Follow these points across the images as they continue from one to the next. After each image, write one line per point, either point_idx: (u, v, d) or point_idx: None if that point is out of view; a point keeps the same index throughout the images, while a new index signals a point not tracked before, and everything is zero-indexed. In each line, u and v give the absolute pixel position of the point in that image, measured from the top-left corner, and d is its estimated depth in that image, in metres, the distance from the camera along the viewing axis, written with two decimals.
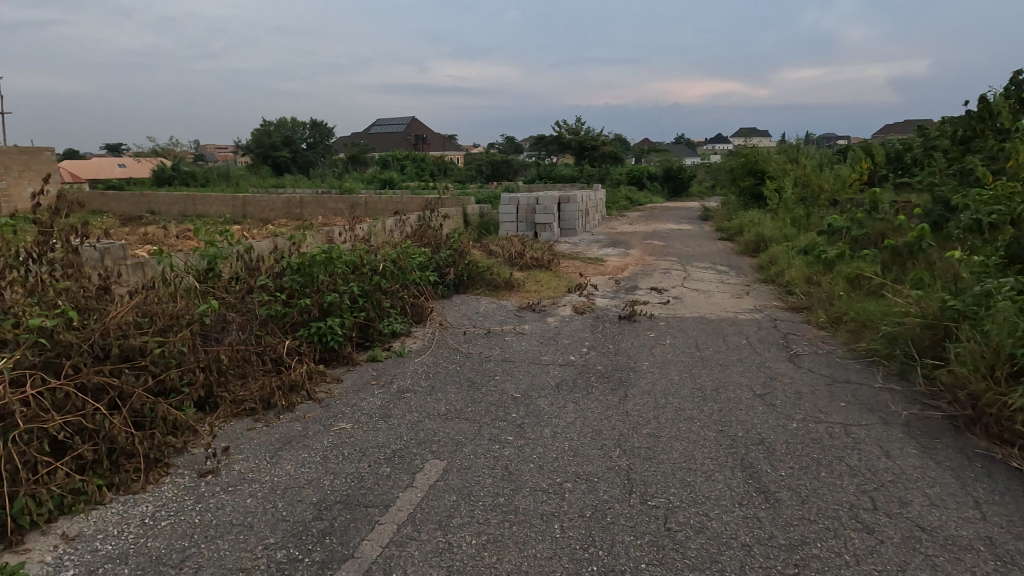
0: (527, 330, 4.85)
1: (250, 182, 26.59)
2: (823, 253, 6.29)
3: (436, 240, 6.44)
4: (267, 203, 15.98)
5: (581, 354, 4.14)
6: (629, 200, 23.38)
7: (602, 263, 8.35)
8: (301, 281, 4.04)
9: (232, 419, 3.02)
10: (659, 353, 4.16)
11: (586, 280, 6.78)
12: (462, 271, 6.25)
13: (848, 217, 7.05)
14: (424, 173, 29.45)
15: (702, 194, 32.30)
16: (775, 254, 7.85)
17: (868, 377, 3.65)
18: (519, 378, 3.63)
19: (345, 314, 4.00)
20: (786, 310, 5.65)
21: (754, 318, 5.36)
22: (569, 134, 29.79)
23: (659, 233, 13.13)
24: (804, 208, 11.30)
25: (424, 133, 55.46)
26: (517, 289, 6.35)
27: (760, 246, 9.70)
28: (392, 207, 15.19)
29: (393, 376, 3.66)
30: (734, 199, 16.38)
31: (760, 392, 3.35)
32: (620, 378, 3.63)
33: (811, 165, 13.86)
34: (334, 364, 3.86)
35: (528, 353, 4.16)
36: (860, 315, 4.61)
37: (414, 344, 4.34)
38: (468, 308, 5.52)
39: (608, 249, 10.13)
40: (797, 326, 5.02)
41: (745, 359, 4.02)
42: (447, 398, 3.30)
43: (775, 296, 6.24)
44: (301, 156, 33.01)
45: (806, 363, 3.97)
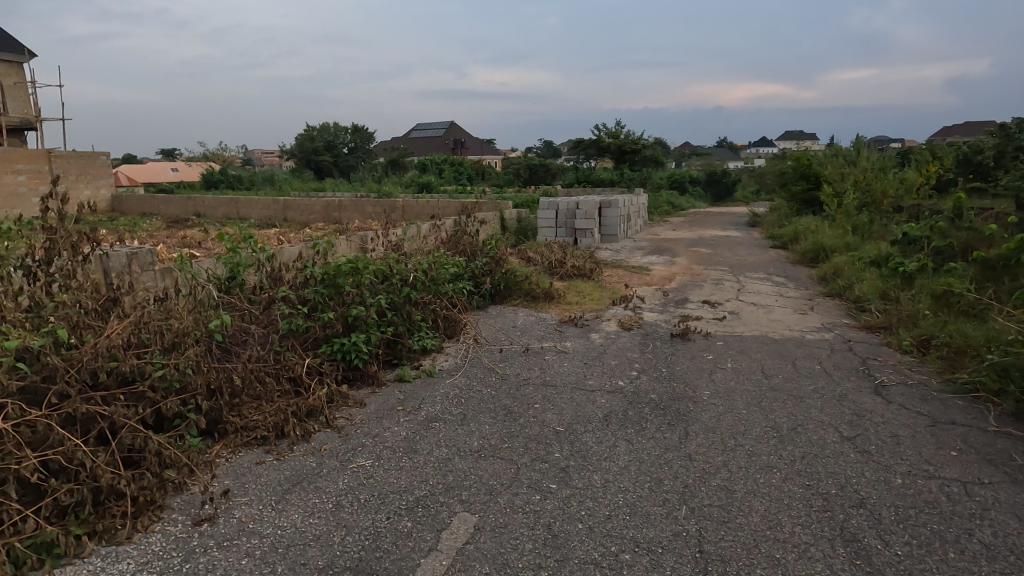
0: (569, 348, 4.42)
1: (293, 187, 27.09)
2: (901, 266, 5.63)
3: (472, 247, 6.08)
4: (306, 206, 16.05)
5: (630, 378, 3.70)
6: (671, 205, 22.61)
7: (647, 272, 7.83)
8: (326, 292, 3.72)
9: (241, 449, 2.72)
10: (720, 380, 3.67)
11: (631, 292, 6.31)
12: (498, 281, 5.87)
13: (927, 226, 6.35)
14: (462, 177, 29.33)
15: (747, 199, 31.09)
16: (840, 266, 7.17)
17: (978, 418, 3.08)
18: (561, 407, 3.21)
19: (372, 329, 3.67)
20: (860, 329, 5.05)
21: (823, 338, 4.79)
22: (608, 137, 29.15)
23: (705, 240, 12.46)
24: (866, 215, 10.47)
25: (463, 138, 55.65)
26: (557, 300, 5.93)
27: (819, 255, 8.99)
28: (429, 211, 14.99)
29: (422, 401, 3.29)
30: (785, 205, 15.49)
31: (848, 434, 2.84)
32: (677, 409, 3.17)
33: (871, 169, 12.95)
34: (358, 385, 3.53)
35: (571, 376, 3.73)
36: (955, 340, 4.00)
37: (445, 362, 3.98)
38: (505, 322, 5.13)
39: (652, 257, 9.58)
40: (877, 349, 4.43)
41: (822, 390, 3.49)
42: (480, 430, 2.91)
43: (844, 314, 5.62)
44: (342, 161, 33.44)
45: (896, 397, 3.41)
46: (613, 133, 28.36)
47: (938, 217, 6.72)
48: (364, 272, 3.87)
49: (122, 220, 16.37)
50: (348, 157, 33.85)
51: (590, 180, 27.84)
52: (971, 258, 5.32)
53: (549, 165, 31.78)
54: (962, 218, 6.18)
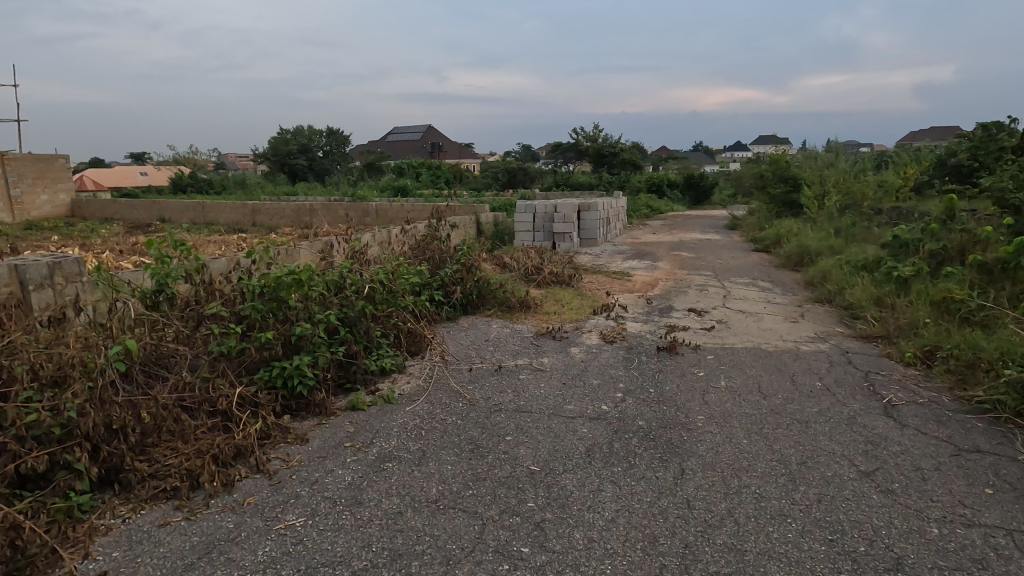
0: (547, 365, 3.99)
1: (265, 190, 26.27)
2: (895, 270, 5.35)
3: (441, 253, 5.62)
4: (276, 210, 15.41)
5: (615, 401, 3.29)
6: (650, 209, 22.43)
7: (628, 278, 7.47)
8: (266, 308, 3.17)
9: (148, 504, 2.22)
10: (715, 401, 3.28)
11: (612, 300, 5.92)
12: (469, 290, 5.43)
13: (917, 230, 6.10)
14: (439, 181, 28.83)
15: (724, 202, 31.17)
16: (827, 270, 6.90)
17: (1005, 445, 2.74)
18: (537, 439, 2.78)
19: (319, 350, 3.19)
20: (856, 339, 4.73)
21: (819, 349, 4.45)
22: (587, 140, 28.95)
23: (686, 243, 12.19)
24: (848, 218, 10.30)
25: (440, 141, 55.09)
26: (534, 310, 5.50)
27: (804, 259, 8.74)
28: (404, 216, 14.50)
29: (375, 435, 2.83)
30: (764, 207, 15.36)
31: (866, 469, 2.47)
32: (669, 440, 2.77)
33: (850, 171, 12.86)
34: (303, 415, 3.04)
35: (549, 400, 3.30)
36: (964, 352, 3.69)
37: (407, 385, 3.51)
38: (476, 337, 4.68)
39: (633, 262, 9.24)
40: (878, 362, 4.10)
41: (829, 412, 3.13)
42: (441, 472, 2.46)
43: (837, 321, 5.31)
44: (317, 164, 32.64)
45: (909, 418, 3.07)
46: (591, 137, 28.07)
47: (928, 220, 6.48)
48: (311, 283, 3.38)
49: (80, 226, 15.51)
50: (323, 160, 33.08)
51: (569, 184, 27.58)
52: (968, 262, 5.06)
53: (528, 168, 31.47)
54: (954, 220, 5.95)
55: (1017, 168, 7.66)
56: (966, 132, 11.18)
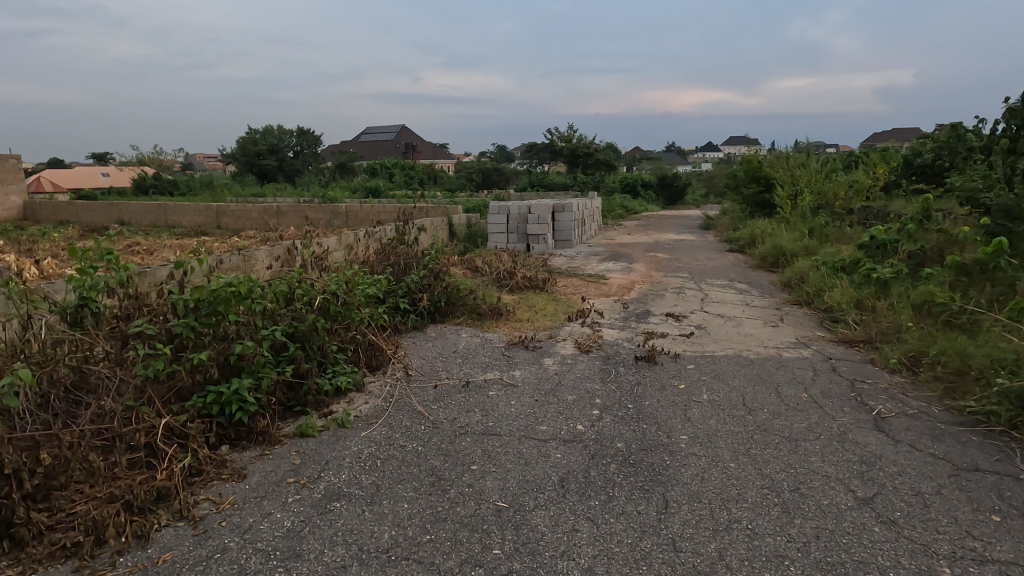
0: (518, 378, 3.73)
1: (232, 192, 25.46)
2: (875, 272, 5.24)
3: (407, 258, 5.30)
4: (241, 211, 14.84)
5: (591, 420, 3.04)
6: (625, 209, 22.39)
7: (604, 282, 7.25)
8: (202, 325, 2.80)
9: (42, 566, 1.90)
10: (698, 417, 3.05)
11: (588, 305, 5.69)
12: (436, 298, 5.12)
13: (893, 230, 6.02)
14: (413, 182, 28.37)
15: (697, 202, 31.38)
16: (804, 272, 6.80)
17: (1003, 461, 2.58)
18: (506, 467, 2.52)
19: (263, 372, 2.84)
20: (838, 344, 4.59)
21: (802, 356, 4.29)
22: (561, 141, 28.84)
23: (662, 244, 12.06)
24: (821, 219, 10.32)
25: (415, 141, 54.46)
26: (506, 317, 5.23)
27: (779, 260, 8.66)
28: (375, 218, 14.09)
29: (324, 467, 2.51)
30: (737, 207, 15.41)
31: (864, 496, 2.26)
32: (651, 466, 2.53)
33: (821, 171, 12.95)
34: (243, 444, 2.71)
35: (520, 420, 3.04)
36: (951, 359, 3.56)
37: (364, 406, 3.19)
38: (443, 348, 4.38)
39: (609, 264, 9.04)
40: (863, 369, 3.95)
41: (818, 427, 2.93)
42: (396, 511, 2.17)
43: (817, 325, 5.17)
44: (287, 165, 31.84)
45: (901, 432, 2.89)
46: (565, 137, 27.87)
47: (903, 221, 6.42)
48: (255, 293, 3.03)
49: (31, 230, 14.68)
50: (293, 161, 32.28)
51: (544, 184, 27.42)
52: (947, 263, 4.97)
53: (502, 169, 31.20)
54: (929, 220, 5.89)
55: (986, 168, 7.70)
56: (933, 133, 11.35)
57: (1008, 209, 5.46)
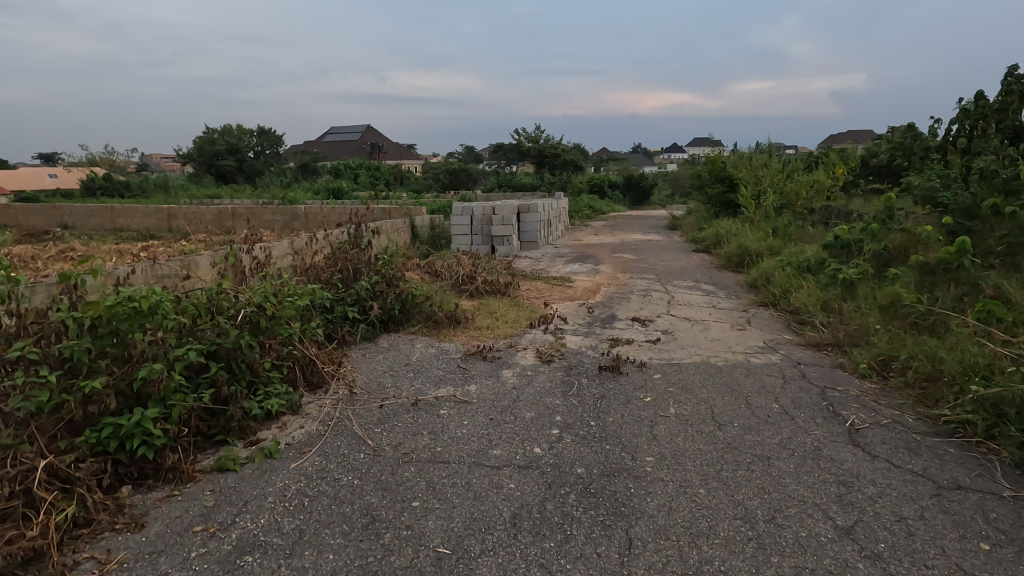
0: (473, 393, 3.45)
1: (188, 193, 24.44)
2: (841, 273, 5.15)
3: (357, 263, 4.95)
4: (194, 214, 14.11)
5: (550, 441, 2.78)
6: (592, 209, 22.33)
7: (569, 285, 7.02)
8: (101, 346, 2.42)
9: None
10: (665, 435, 2.82)
11: (551, 310, 5.45)
12: (389, 306, 4.80)
13: (856, 230, 5.97)
14: (378, 183, 27.76)
15: (663, 202, 31.68)
16: (770, 273, 6.72)
17: (984, 478, 2.43)
18: (453, 502, 2.23)
19: (174, 399, 2.48)
20: (806, 348, 4.46)
21: (770, 361, 4.13)
22: (528, 141, 28.66)
23: (629, 245, 11.94)
24: (784, 219, 10.37)
25: (380, 141, 53.55)
26: (465, 325, 4.93)
27: (744, 260, 8.59)
28: (336, 219, 13.58)
29: (241, 510, 2.18)
30: (702, 207, 15.49)
31: (845, 525, 2.06)
32: (615, 495, 2.28)
33: (782, 171, 13.10)
34: (149, 484, 2.34)
35: (472, 443, 2.75)
36: (922, 364, 3.43)
37: (298, 432, 2.86)
38: (394, 361, 4.06)
39: (575, 266, 8.83)
40: (833, 375, 3.80)
41: (791, 443, 2.73)
42: (321, 566, 1.86)
43: (784, 328, 5.04)
44: (247, 165, 30.75)
45: (877, 446, 2.72)
46: (532, 137, 27.69)
47: (865, 220, 6.40)
48: (166, 308, 2.66)
49: None
50: (253, 161, 31.22)
51: (511, 185, 27.19)
52: (910, 263, 4.92)
53: (469, 169, 30.85)
54: (892, 219, 5.87)
55: (941, 168, 7.81)
56: (889, 134, 11.58)
57: (967, 208, 5.47)
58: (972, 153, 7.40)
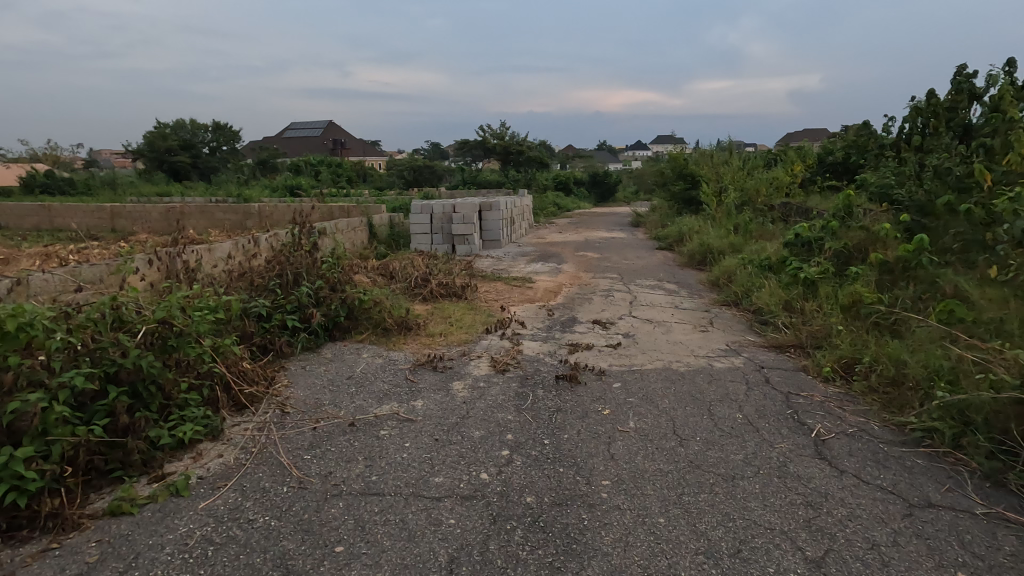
0: (419, 409, 3.17)
1: (137, 191, 23.24)
2: (802, 272, 5.07)
3: (299, 267, 4.60)
4: (140, 212, 13.30)
5: (498, 465, 2.53)
6: (557, 207, 22.20)
7: (530, 285, 6.78)
8: None
9: None
10: (623, 454, 2.61)
11: (509, 314, 5.20)
12: (333, 313, 4.48)
13: (816, 227, 5.93)
14: (340, 180, 26.99)
15: (627, 199, 31.89)
16: (732, 271, 6.65)
17: (955, 492, 2.30)
18: (381, 546, 1.96)
19: (56, 433, 2.12)
20: (769, 350, 4.34)
21: (733, 365, 3.98)
22: (494, 138, 28.27)
23: (593, 243, 11.79)
24: (746, 216, 10.40)
25: (343, 137, 52.30)
26: (416, 331, 4.63)
27: (707, 258, 8.53)
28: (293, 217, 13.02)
29: (129, 565, 1.86)
30: (665, 204, 15.53)
31: (816, 557, 1.87)
32: (566, 529, 2.04)
33: (743, 168, 13.19)
34: (22, 536, 1.99)
35: (411, 470, 2.48)
36: (886, 368, 3.33)
37: (214, 462, 2.53)
38: (336, 375, 3.74)
39: (537, 266, 8.61)
40: (796, 380, 3.67)
41: (756, 459, 2.55)
42: None
43: (746, 328, 4.93)
44: (201, 161, 29.45)
45: (843, 459, 2.57)
46: (498, 134, 27.33)
47: (825, 217, 6.37)
48: (38, 327, 2.32)
49: None
50: (208, 157, 29.94)
51: (476, 182, 26.84)
52: (869, 261, 4.87)
53: (434, 166, 30.34)
54: (851, 216, 5.84)
55: (897, 165, 7.90)
56: (845, 131, 11.76)
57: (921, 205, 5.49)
58: (926, 150, 7.49)
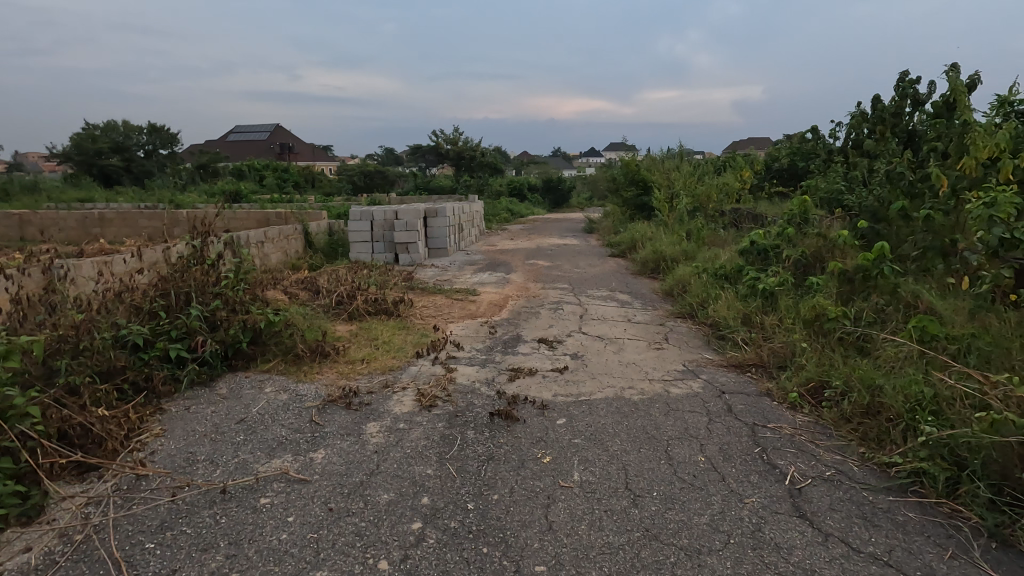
0: (317, 464, 2.56)
1: (59, 196, 21.36)
2: (760, 282, 4.73)
3: (191, 284, 3.90)
4: (52, 219, 12.02)
5: (405, 546, 1.96)
6: (510, 213, 21.78)
7: (472, 298, 6.23)
8: None
9: None
10: (564, 522, 2.10)
11: (444, 333, 4.63)
12: (233, 338, 3.80)
13: (771, 234, 5.64)
14: (285, 185, 25.76)
15: (581, 205, 31.83)
16: (687, 281, 6.30)
17: (960, 561, 1.90)
18: None
19: None
20: (729, 370, 3.94)
21: (691, 390, 3.56)
22: (448, 142, 27.02)
23: (545, 250, 11.36)
24: (698, 221, 10.19)
25: (290, 141, 50.42)
26: (333, 357, 4.00)
27: (660, 265, 8.20)
28: (224, 224, 12.04)
29: None
30: (618, 210, 15.30)
31: None
32: None
33: (694, 174, 13.07)
34: None
35: (287, 562, 1.89)
36: (860, 395, 2.96)
37: (13, 562, 1.86)
38: (225, 418, 3.09)
39: (484, 276, 8.07)
40: (761, 407, 3.27)
41: (724, 522, 2.09)
42: None
43: (703, 345, 4.55)
44: (135, 165, 27.55)
45: (823, 516, 2.15)
46: (450, 139, 26.68)
47: (779, 223, 6.10)
48: None
49: None
50: (141, 160, 28.05)
51: (429, 188, 26.13)
52: (828, 270, 4.57)
53: (385, 171, 29.43)
54: (806, 223, 5.58)
55: (846, 170, 7.79)
56: (792, 137, 11.77)
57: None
58: (876, 154, 7.38)
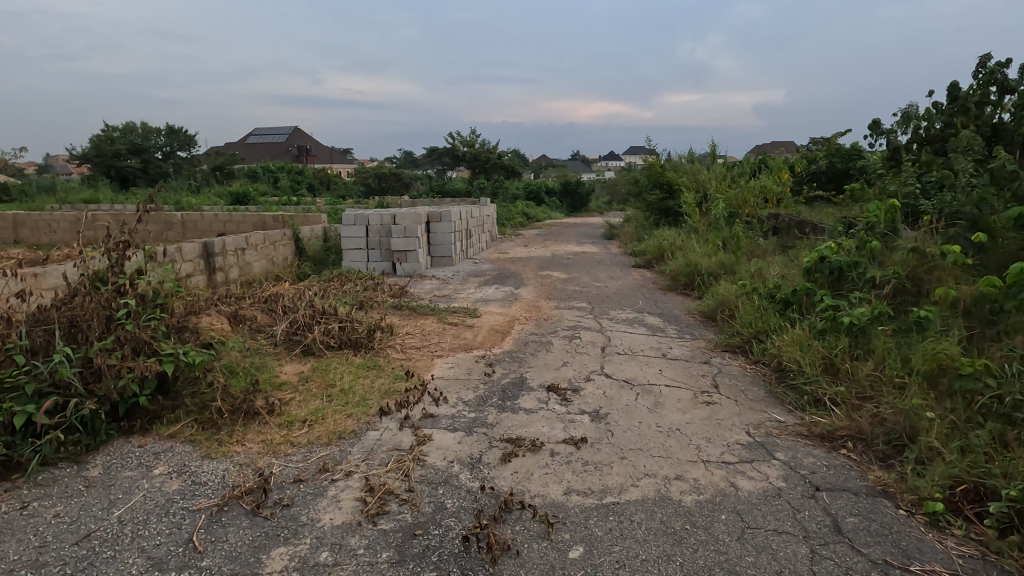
0: None
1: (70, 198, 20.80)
2: (843, 314, 3.55)
3: (75, 314, 2.86)
4: (45, 220, 11.24)
5: None
6: (527, 218, 20.70)
7: (470, 322, 5.14)
8: None
9: None
10: None
11: (425, 378, 3.55)
12: (124, 392, 2.74)
13: (844, 249, 4.43)
14: (299, 189, 25.02)
15: (600, 210, 30.69)
16: (734, 304, 5.13)
17: None
18: None
19: None
20: (817, 447, 2.78)
21: (770, 484, 2.40)
22: (462, 143, 26.02)
23: (561, 259, 10.25)
24: (734, 229, 8.98)
25: (307, 143, 50.02)
26: (265, 416, 2.94)
27: (694, 280, 7.03)
28: (220, 227, 11.13)
29: None
30: (640, 215, 14.14)
31: None
32: None
33: (726, 176, 11.86)
34: None
35: None
36: None
37: None
38: (68, 530, 2.04)
39: (489, 291, 6.99)
40: (889, 527, 2.11)
41: None
42: None
43: (768, 398, 3.39)
44: (152, 166, 27.04)
45: None
46: (464, 141, 25.56)
47: (847, 233, 4.91)
48: None
49: None
50: (158, 162, 27.54)
51: (442, 191, 25.18)
52: (940, 300, 3.37)
53: (400, 173, 28.55)
54: (888, 234, 4.38)
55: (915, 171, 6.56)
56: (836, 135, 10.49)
57: (975, 220, 4.08)
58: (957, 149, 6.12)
